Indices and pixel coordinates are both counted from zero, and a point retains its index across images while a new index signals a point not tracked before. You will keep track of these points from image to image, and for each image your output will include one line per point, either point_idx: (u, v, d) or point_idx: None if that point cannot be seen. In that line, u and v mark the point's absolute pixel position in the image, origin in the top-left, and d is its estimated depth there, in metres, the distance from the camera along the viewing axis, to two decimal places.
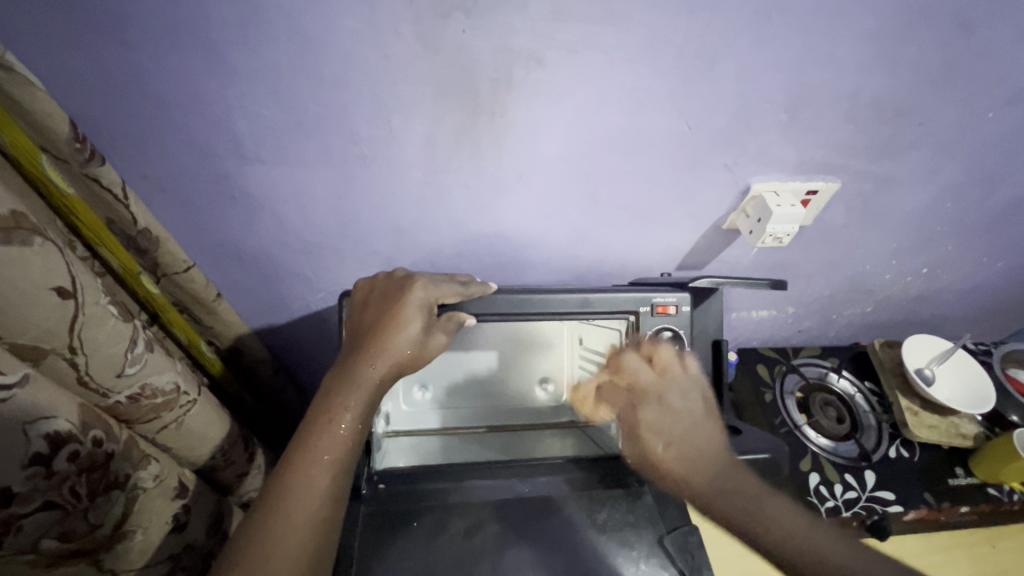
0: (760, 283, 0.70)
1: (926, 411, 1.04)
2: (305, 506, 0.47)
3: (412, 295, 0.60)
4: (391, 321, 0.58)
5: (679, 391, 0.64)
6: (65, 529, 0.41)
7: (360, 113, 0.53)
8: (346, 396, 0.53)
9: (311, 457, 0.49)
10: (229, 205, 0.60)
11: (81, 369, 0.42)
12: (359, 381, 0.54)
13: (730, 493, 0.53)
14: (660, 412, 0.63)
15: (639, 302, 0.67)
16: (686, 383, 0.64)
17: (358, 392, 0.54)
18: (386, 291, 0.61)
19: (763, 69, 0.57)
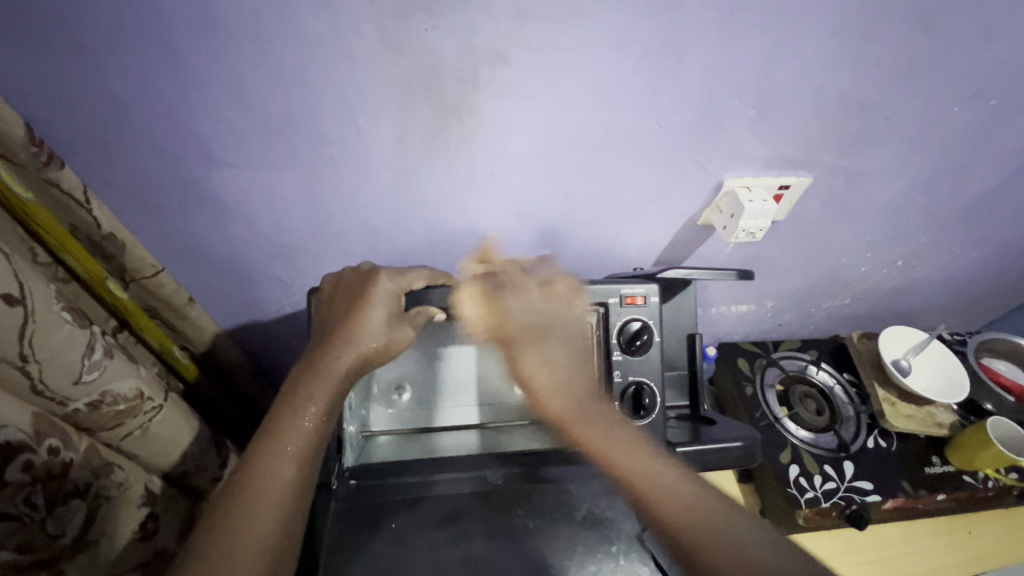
0: (728, 274, 0.69)
1: (903, 401, 1.06)
2: (269, 497, 0.47)
3: (379, 286, 0.60)
4: (357, 312, 0.58)
5: (534, 325, 0.64)
6: (24, 540, 0.40)
7: (326, 115, 0.53)
8: (311, 390, 0.53)
9: (275, 449, 0.49)
10: (196, 209, 0.59)
11: (36, 377, 0.41)
12: (325, 373, 0.54)
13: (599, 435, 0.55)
14: (533, 355, 0.62)
15: (606, 294, 0.67)
16: (569, 324, 0.66)
17: (324, 385, 0.53)
18: (351, 285, 0.60)
19: (730, 66, 0.57)
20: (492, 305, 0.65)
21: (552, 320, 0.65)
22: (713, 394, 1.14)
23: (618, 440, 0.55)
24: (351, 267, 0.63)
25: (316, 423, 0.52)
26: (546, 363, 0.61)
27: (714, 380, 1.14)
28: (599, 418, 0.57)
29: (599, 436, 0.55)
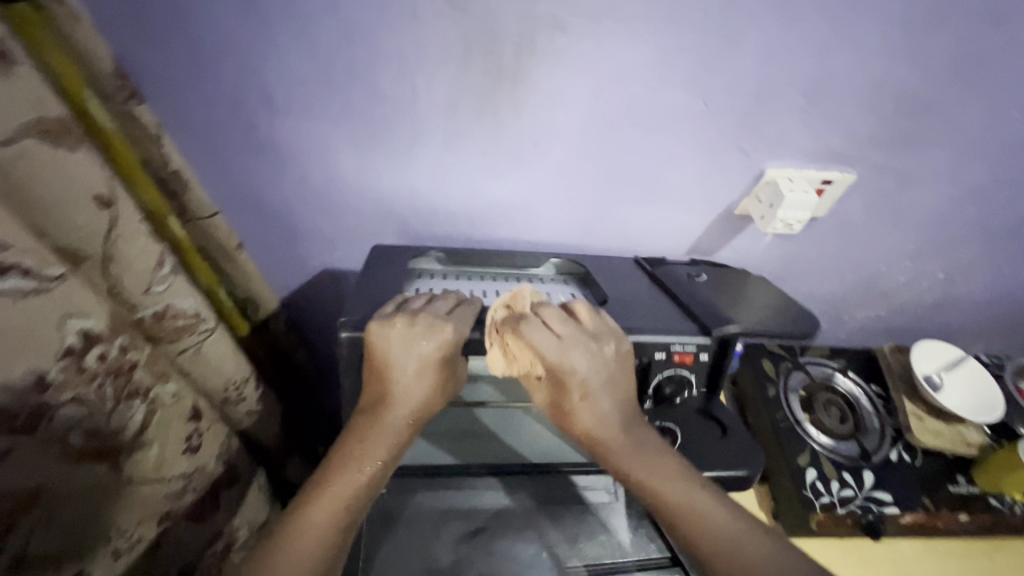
0: (794, 330, 0.62)
1: (932, 417, 1.04)
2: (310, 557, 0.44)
3: (427, 345, 0.50)
4: (408, 373, 0.51)
5: (588, 361, 0.52)
6: (92, 426, 0.41)
7: (386, 72, 0.55)
8: (356, 454, 0.49)
9: (319, 506, 0.47)
10: (256, 156, 0.62)
11: (113, 280, 0.44)
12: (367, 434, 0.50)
13: (651, 478, 0.50)
14: (582, 394, 0.52)
15: (653, 347, 0.56)
16: (605, 345, 0.53)
17: (368, 448, 0.50)
18: (401, 341, 0.50)
19: (784, 51, 0.58)
20: (552, 344, 0.52)
21: (589, 350, 0.52)
22: (735, 394, 1.13)
23: (661, 470, 0.50)
24: (394, 303, 0.54)
25: (370, 474, 0.49)
26: (590, 398, 0.52)
27: (737, 382, 1.13)
28: (638, 452, 0.51)
29: (638, 468, 0.50)
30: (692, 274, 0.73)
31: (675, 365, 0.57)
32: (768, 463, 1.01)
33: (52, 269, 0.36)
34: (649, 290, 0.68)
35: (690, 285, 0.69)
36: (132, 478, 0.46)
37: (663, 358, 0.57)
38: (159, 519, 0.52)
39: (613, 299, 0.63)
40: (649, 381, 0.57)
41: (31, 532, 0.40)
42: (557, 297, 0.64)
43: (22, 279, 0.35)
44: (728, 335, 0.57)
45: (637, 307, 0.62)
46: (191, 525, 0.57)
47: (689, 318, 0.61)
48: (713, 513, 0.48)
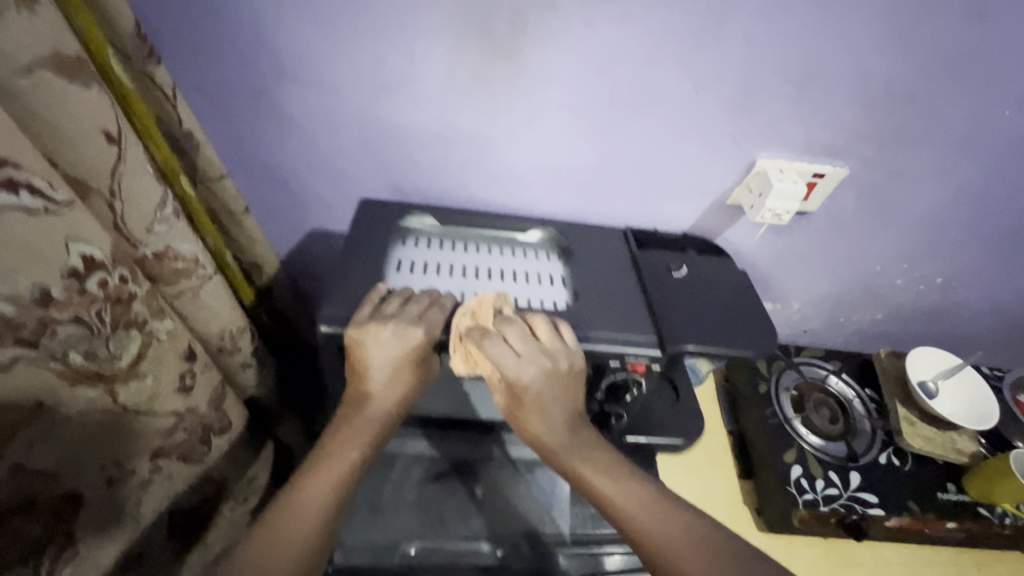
0: (754, 347, 0.62)
1: (924, 423, 1.03)
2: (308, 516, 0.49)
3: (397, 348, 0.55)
4: (384, 373, 0.56)
5: (541, 376, 0.55)
6: (90, 349, 0.43)
7: (387, 41, 0.58)
8: (348, 439, 0.55)
9: (314, 481, 0.51)
10: (264, 120, 0.66)
11: (117, 214, 0.43)
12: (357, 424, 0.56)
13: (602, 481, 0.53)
14: (537, 403, 0.56)
15: (607, 356, 0.59)
16: (560, 358, 0.56)
17: (359, 433, 0.55)
18: (375, 342, 0.55)
19: (772, 37, 0.59)
20: (507, 358, 0.55)
21: (542, 364, 0.55)
22: (728, 389, 1.13)
23: (619, 481, 0.53)
24: (371, 303, 0.58)
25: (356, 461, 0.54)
26: (543, 410, 0.56)
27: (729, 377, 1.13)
28: (588, 456, 0.55)
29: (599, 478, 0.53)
30: (671, 265, 0.71)
31: (628, 371, 0.60)
32: (755, 459, 1.01)
33: (59, 194, 0.37)
34: (621, 285, 0.66)
35: (666, 288, 0.67)
36: (125, 407, 0.49)
37: (617, 365, 0.60)
38: (149, 455, 0.55)
39: (584, 289, 0.64)
40: (601, 382, 0.61)
41: (31, 444, 0.44)
42: (534, 277, 0.65)
43: (31, 198, 0.35)
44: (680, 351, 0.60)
45: (604, 301, 0.63)
46: (181, 462, 0.60)
47: (652, 325, 0.62)
48: (656, 511, 0.51)
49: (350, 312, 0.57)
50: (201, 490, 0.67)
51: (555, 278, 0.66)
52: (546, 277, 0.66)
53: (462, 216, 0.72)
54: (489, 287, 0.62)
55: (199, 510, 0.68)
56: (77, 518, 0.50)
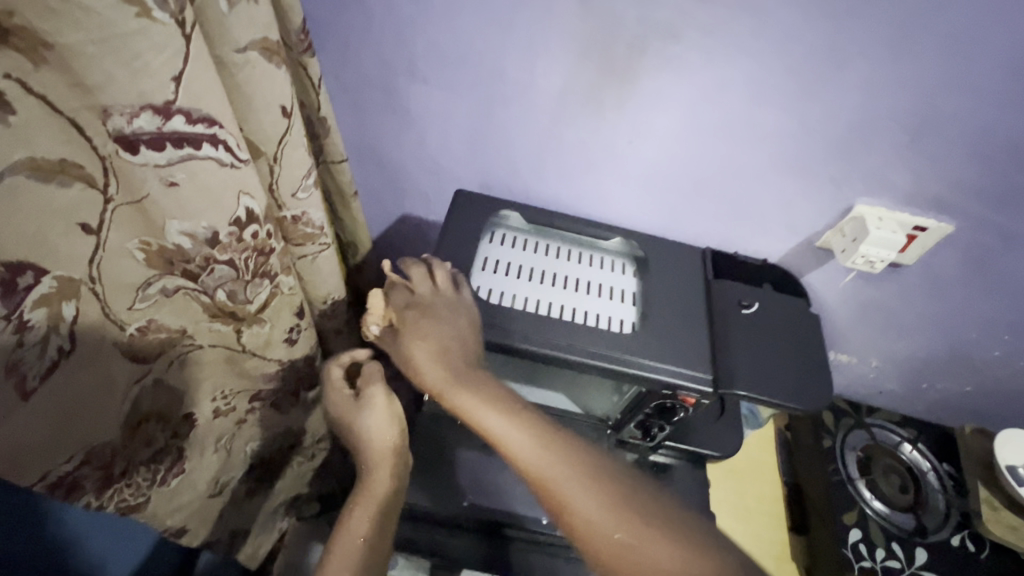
0: (817, 393, 0.60)
1: (1010, 511, 0.95)
2: (361, 531, 0.52)
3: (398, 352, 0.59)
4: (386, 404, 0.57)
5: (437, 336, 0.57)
6: (232, 290, 0.49)
7: (511, 53, 0.63)
8: (377, 464, 0.56)
9: (358, 502, 0.53)
10: (388, 114, 0.73)
11: (274, 177, 0.49)
12: (381, 450, 0.56)
13: (522, 443, 0.52)
14: (429, 349, 0.57)
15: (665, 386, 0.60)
16: (464, 316, 0.59)
17: (387, 459, 0.56)
18: (371, 400, 0.58)
19: (891, 83, 0.59)
20: (396, 303, 0.60)
21: (428, 302, 0.60)
22: (788, 437, 1.09)
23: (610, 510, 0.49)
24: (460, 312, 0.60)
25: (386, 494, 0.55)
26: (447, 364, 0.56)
27: (791, 426, 1.10)
28: (505, 412, 0.53)
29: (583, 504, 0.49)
30: (742, 298, 0.68)
31: (677, 400, 0.62)
32: (814, 515, 0.98)
33: (243, 154, 0.42)
34: (692, 308, 0.66)
35: (729, 323, 0.65)
36: (244, 347, 0.56)
37: (669, 394, 0.61)
38: (250, 397, 0.62)
39: (653, 311, 0.65)
40: (652, 402, 0.63)
41: (171, 364, 0.51)
42: (607, 291, 0.67)
43: (225, 152, 0.40)
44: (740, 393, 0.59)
45: (670, 324, 0.64)
46: (271, 408, 0.67)
47: (711, 360, 0.62)
48: (580, 482, 0.50)
49: None
50: (280, 439, 0.74)
51: (626, 294, 0.67)
52: (618, 293, 0.67)
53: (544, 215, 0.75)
54: (563, 298, 0.64)
55: (279, 456, 0.77)
56: (188, 438, 0.57)
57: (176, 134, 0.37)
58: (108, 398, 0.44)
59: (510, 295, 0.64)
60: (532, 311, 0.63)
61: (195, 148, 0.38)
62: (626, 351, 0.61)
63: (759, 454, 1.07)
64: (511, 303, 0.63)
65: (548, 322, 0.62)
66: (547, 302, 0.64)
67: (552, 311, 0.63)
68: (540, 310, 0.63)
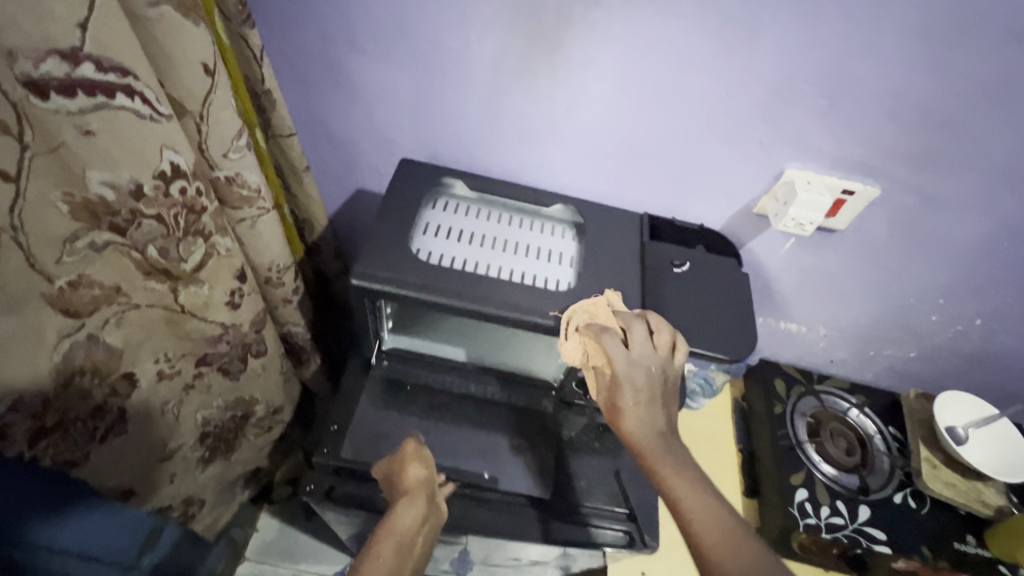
0: (740, 345, 0.63)
1: (949, 468, 0.99)
2: (385, 559, 0.57)
3: (412, 450, 0.68)
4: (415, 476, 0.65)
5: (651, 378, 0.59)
6: (164, 246, 0.51)
7: (446, 22, 0.65)
8: (407, 504, 0.62)
9: (376, 552, 0.58)
10: (333, 87, 0.75)
11: (202, 137, 0.51)
12: (413, 489, 0.64)
13: (682, 490, 0.53)
14: (633, 397, 0.58)
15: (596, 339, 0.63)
16: (657, 367, 0.60)
17: (416, 503, 0.62)
18: (420, 459, 0.67)
19: (805, 46, 0.62)
20: (623, 358, 0.59)
21: (651, 369, 0.59)
22: (743, 408, 1.12)
23: (710, 515, 0.51)
24: (399, 272, 0.62)
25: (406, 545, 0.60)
26: (636, 407, 0.58)
27: (745, 397, 1.13)
28: (643, 432, 0.57)
29: (694, 511, 0.52)
30: (675, 259, 0.72)
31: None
32: (763, 478, 1.01)
33: (162, 107, 0.45)
34: (627, 267, 0.69)
35: (662, 281, 0.68)
36: (183, 307, 0.57)
37: None
38: (195, 361, 0.64)
39: (587, 271, 0.67)
40: None
41: (107, 322, 0.51)
42: (545, 254, 0.69)
43: (141, 104, 0.43)
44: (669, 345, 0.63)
45: (603, 282, 0.66)
46: (219, 374, 0.68)
47: (642, 315, 0.65)
48: (728, 538, 0.50)
49: (381, 273, 0.62)
50: (232, 408, 0.75)
51: (564, 257, 0.70)
52: (556, 255, 0.69)
53: (490, 184, 0.77)
54: (501, 260, 0.67)
55: (232, 428, 0.78)
56: (129, 399, 0.58)
57: (88, 81, 0.39)
58: (35, 346, 0.46)
59: (449, 257, 0.66)
60: (470, 271, 0.64)
61: (109, 97, 0.40)
62: (559, 307, 0.62)
63: (713, 424, 1.10)
64: (450, 265, 0.65)
65: (485, 280, 0.63)
66: (485, 263, 0.66)
67: (490, 271, 0.65)
68: (479, 271, 0.65)
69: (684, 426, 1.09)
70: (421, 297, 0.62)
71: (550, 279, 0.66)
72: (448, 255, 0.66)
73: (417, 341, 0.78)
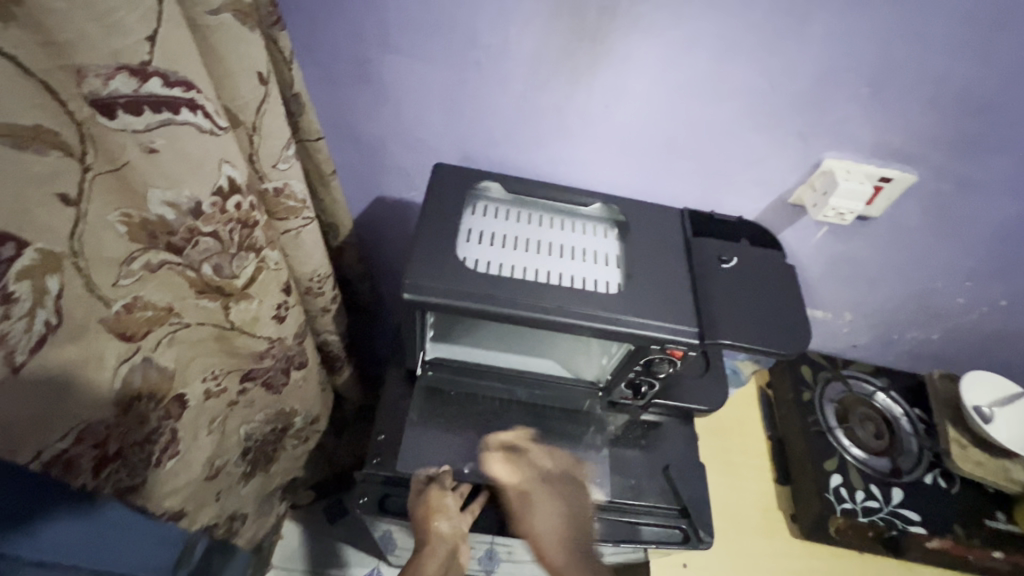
0: (792, 340, 0.63)
1: (976, 447, 1.00)
2: None
3: (439, 491, 0.69)
4: (441, 530, 0.66)
5: (575, 513, 0.71)
6: (219, 263, 0.49)
7: (484, 19, 0.63)
8: (429, 555, 0.65)
9: None
10: (363, 88, 0.73)
11: (253, 148, 0.49)
12: (434, 541, 0.65)
13: (555, 553, 0.67)
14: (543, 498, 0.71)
15: (653, 341, 0.62)
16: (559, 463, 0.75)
17: (438, 553, 0.65)
18: (443, 507, 0.67)
19: (853, 36, 0.61)
20: (541, 470, 0.74)
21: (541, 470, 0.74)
22: (770, 397, 1.12)
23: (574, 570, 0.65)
24: (451, 281, 0.61)
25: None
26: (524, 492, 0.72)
27: (771, 385, 1.13)
28: (544, 499, 0.71)
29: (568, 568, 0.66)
30: (721, 255, 0.72)
31: (665, 354, 0.64)
32: (796, 466, 1.01)
33: (221, 121, 0.43)
34: (675, 266, 0.68)
35: (710, 277, 0.68)
36: (233, 324, 0.55)
37: (657, 349, 0.63)
38: (241, 377, 0.62)
39: (636, 271, 0.67)
40: (639, 358, 0.66)
41: (159, 343, 0.50)
42: (591, 255, 0.68)
43: (203, 118, 0.41)
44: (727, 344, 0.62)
45: (652, 282, 0.66)
46: (263, 388, 0.67)
47: (694, 314, 0.64)
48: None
49: (431, 283, 0.61)
50: (273, 422, 0.73)
51: (610, 257, 0.69)
52: (602, 256, 0.69)
53: (525, 184, 0.76)
54: (548, 264, 0.66)
55: (272, 440, 0.76)
56: (181, 420, 0.56)
57: (154, 97, 0.37)
58: (96, 372, 0.43)
59: (496, 263, 0.65)
60: (520, 277, 0.63)
61: (173, 112, 0.38)
62: (614, 310, 0.62)
63: (743, 413, 1.11)
64: (497, 271, 0.64)
65: (535, 286, 0.62)
66: (533, 267, 0.65)
67: (538, 276, 0.64)
68: (528, 276, 0.64)
69: (714, 417, 1.09)
70: (475, 308, 0.60)
71: (599, 281, 0.65)
72: (496, 260, 0.65)
73: (457, 347, 0.77)
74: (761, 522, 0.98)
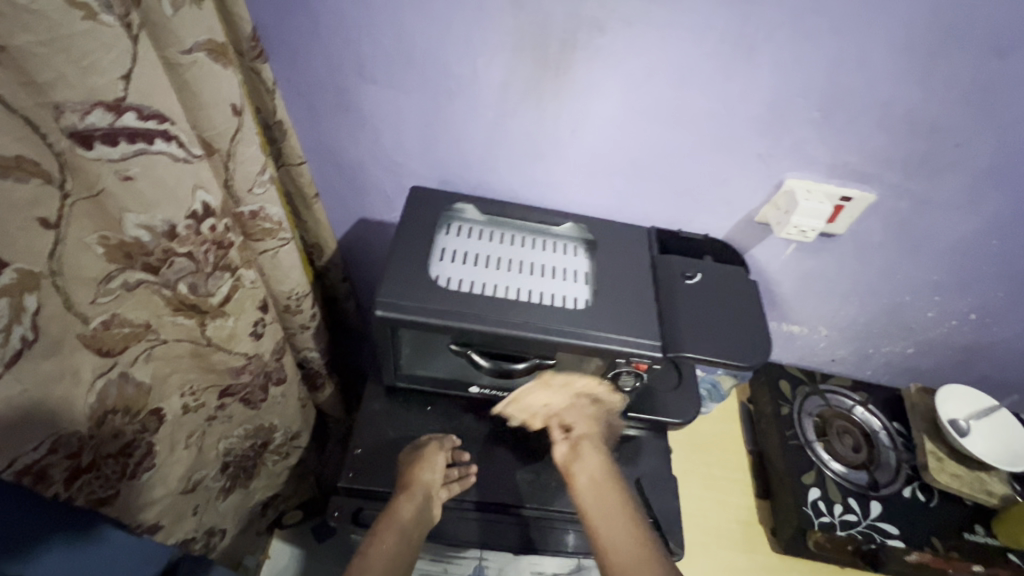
0: (753, 353, 0.66)
1: (953, 460, 1.01)
2: (386, 547, 0.64)
3: (435, 453, 0.74)
4: (419, 488, 0.69)
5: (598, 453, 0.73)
6: (195, 283, 0.51)
7: (454, 50, 0.67)
8: (406, 498, 0.68)
9: (377, 539, 0.65)
10: (343, 116, 0.76)
11: (229, 174, 0.52)
12: (413, 486, 0.70)
13: None
14: None
15: (619, 355, 0.64)
16: None
17: (414, 495, 0.69)
18: (432, 464, 0.72)
19: (800, 64, 0.65)
20: None
21: None
22: (751, 411, 1.13)
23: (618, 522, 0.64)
24: (423, 299, 0.64)
25: (405, 529, 0.66)
26: None
27: (752, 399, 1.15)
28: None
29: None
30: (686, 271, 0.74)
31: (632, 367, 0.66)
32: (775, 479, 1.02)
33: (195, 149, 0.45)
34: (641, 282, 0.71)
35: (675, 293, 0.71)
36: (210, 341, 0.58)
37: (623, 362, 0.66)
38: (219, 392, 0.64)
39: (603, 287, 0.69)
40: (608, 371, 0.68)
41: (136, 358, 0.52)
42: (559, 272, 0.71)
43: (178, 147, 0.43)
44: (690, 355, 0.64)
45: (620, 299, 0.68)
46: (241, 404, 0.69)
47: (658, 328, 0.67)
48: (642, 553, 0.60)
49: (403, 301, 0.63)
50: (252, 437, 0.75)
51: (579, 274, 0.71)
52: (571, 273, 0.71)
53: (499, 205, 0.79)
54: (517, 281, 0.68)
55: (252, 455, 0.78)
56: (157, 434, 0.58)
57: (129, 129, 0.40)
58: (72, 386, 0.46)
59: (468, 282, 0.67)
60: (488, 294, 0.66)
61: (148, 143, 0.41)
62: (580, 324, 0.64)
63: (723, 427, 1.12)
64: (468, 289, 0.66)
65: (503, 303, 0.65)
66: (501, 285, 0.67)
67: (507, 293, 0.67)
68: (497, 294, 0.66)
69: (695, 432, 1.11)
70: (444, 323, 0.63)
71: (567, 297, 0.68)
72: (466, 279, 0.68)
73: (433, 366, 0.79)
74: (741, 536, 0.99)
